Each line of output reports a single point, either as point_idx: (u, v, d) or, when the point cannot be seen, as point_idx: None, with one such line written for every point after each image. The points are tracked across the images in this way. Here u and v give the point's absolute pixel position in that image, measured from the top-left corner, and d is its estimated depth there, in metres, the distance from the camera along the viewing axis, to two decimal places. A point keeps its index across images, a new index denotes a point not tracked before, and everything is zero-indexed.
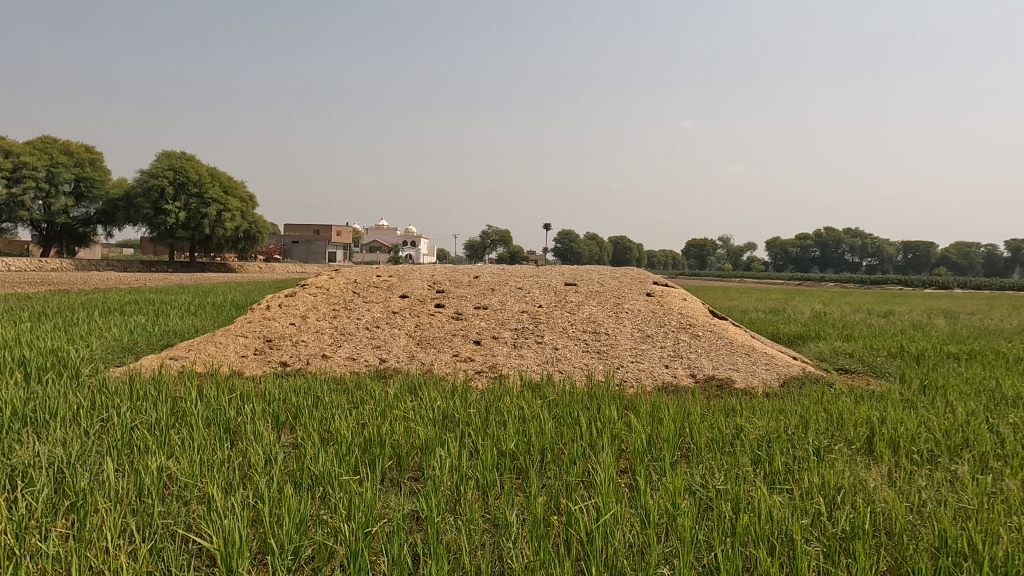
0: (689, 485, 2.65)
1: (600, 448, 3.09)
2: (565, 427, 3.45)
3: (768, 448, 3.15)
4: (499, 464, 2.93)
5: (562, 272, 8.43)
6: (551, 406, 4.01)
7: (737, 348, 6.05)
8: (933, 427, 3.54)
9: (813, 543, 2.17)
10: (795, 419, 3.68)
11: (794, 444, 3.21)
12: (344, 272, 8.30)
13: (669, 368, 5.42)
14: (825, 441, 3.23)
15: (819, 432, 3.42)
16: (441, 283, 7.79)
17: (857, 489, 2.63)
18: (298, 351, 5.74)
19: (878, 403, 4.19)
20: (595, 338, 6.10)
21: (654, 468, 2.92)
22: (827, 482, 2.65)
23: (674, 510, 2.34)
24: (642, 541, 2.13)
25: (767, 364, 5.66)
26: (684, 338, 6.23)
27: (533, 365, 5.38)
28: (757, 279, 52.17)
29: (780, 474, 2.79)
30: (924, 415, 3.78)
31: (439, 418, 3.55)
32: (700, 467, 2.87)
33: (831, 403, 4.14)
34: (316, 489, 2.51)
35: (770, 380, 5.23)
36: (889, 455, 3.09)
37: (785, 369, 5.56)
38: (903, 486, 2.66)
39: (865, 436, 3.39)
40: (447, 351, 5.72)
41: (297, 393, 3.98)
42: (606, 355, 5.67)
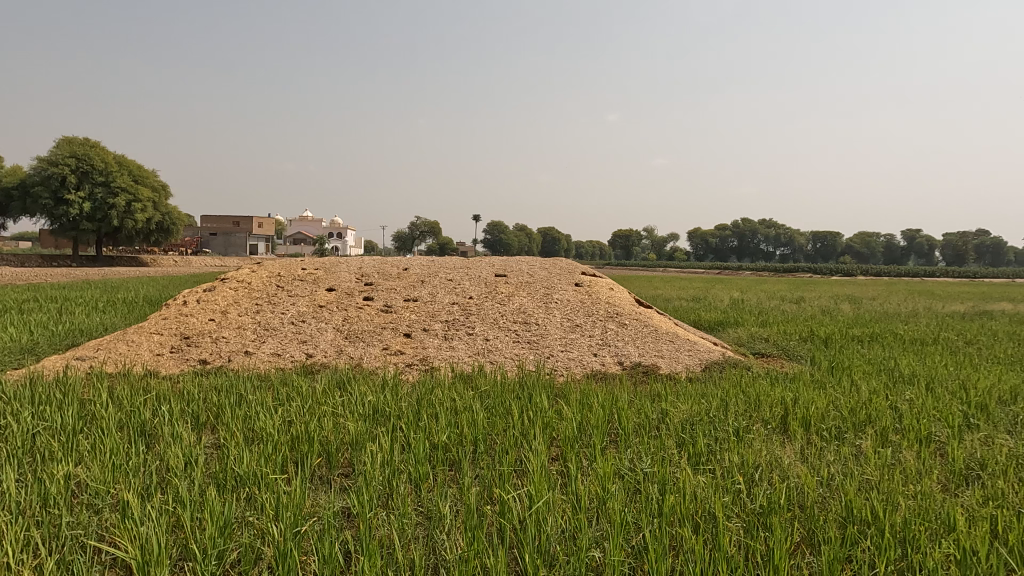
0: (618, 469, 2.72)
1: (532, 436, 3.14)
2: (497, 417, 3.48)
3: (691, 430, 3.29)
4: (431, 457, 2.92)
5: (492, 263, 8.43)
6: (483, 397, 4.02)
7: (661, 335, 6.27)
8: (840, 405, 3.80)
9: (734, 519, 2.28)
10: (715, 401, 3.86)
11: (715, 425, 3.37)
12: (266, 265, 8.01)
13: (597, 356, 5.54)
14: (744, 422, 3.40)
15: (738, 413, 3.60)
16: (369, 275, 7.64)
17: (773, 466, 2.78)
18: (219, 348, 5.49)
19: (791, 384, 4.45)
20: (525, 328, 6.16)
21: (584, 454, 2.98)
22: (746, 460, 2.79)
23: (605, 494, 2.41)
24: (574, 526, 2.17)
25: (689, 350, 5.89)
26: (611, 326, 6.39)
27: (463, 356, 5.37)
28: (680, 269, 53.97)
29: (703, 455, 2.92)
30: (832, 395, 4.04)
31: (370, 412, 3.50)
32: (628, 451, 2.95)
33: (749, 386, 4.36)
34: (240, 489, 2.42)
35: (693, 365, 5.44)
36: (801, 433, 3.28)
37: (707, 354, 5.80)
38: (814, 462, 2.84)
39: (780, 416, 3.59)
40: (376, 344, 5.63)
41: (219, 391, 3.81)
42: (536, 345, 5.73)
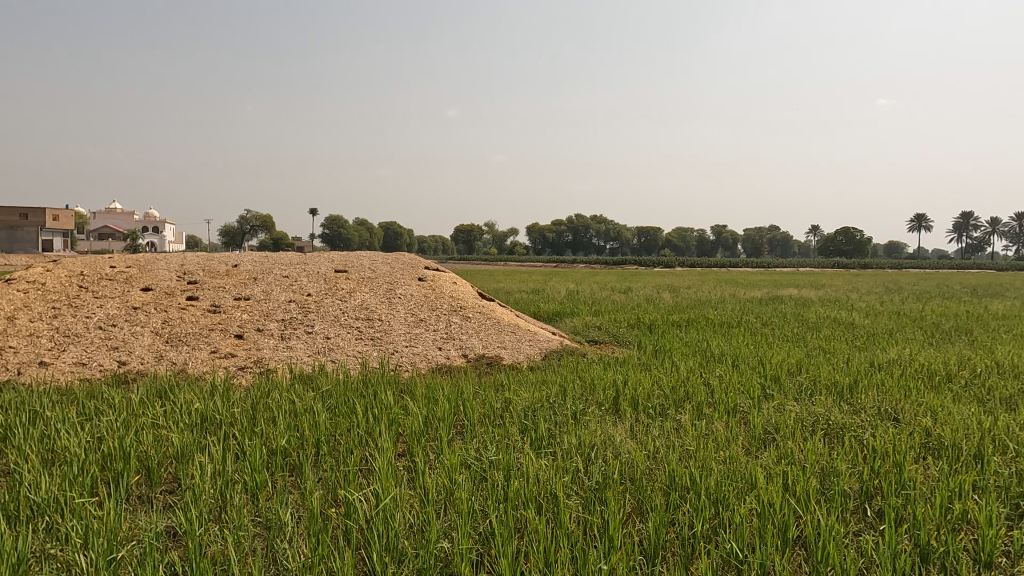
0: (464, 460, 2.77)
1: (378, 434, 3.09)
2: (340, 417, 3.37)
3: (533, 416, 3.44)
4: (269, 464, 2.76)
5: (331, 259, 8.12)
6: (324, 397, 3.88)
7: (503, 327, 6.45)
8: (662, 384, 4.17)
9: (573, 496, 2.42)
10: (554, 388, 4.06)
11: (555, 410, 3.54)
12: (63, 263, 7.03)
13: (442, 350, 5.56)
14: (580, 405, 3.62)
15: (576, 397, 3.82)
16: (192, 274, 7.00)
17: (607, 444, 2.99)
18: (5, 360, 4.73)
19: (620, 368, 4.80)
20: (368, 325, 6.02)
21: (430, 447, 2.99)
22: (583, 442, 2.97)
23: (452, 485, 2.44)
24: (421, 520, 2.17)
25: (530, 340, 6.12)
26: (455, 320, 6.45)
27: (303, 356, 5.12)
28: (520, 263, 55.77)
29: (544, 439, 3.06)
30: (656, 375, 4.43)
31: (198, 420, 3.22)
32: (474, 442, 3.01)
33: (584, 371, 4.64)
34: (41, 519, 2.12)
35: (533, 354, 5.67)
36: (630, 412, 3.55)
37: (546, 344, 6.08)
38: (642, 437, 3.09)
39: (612, 397, 3.87)
40: (203, 347, 5.18)
41: (7, 410, 3.29)
42: (380, 341, 5.63)
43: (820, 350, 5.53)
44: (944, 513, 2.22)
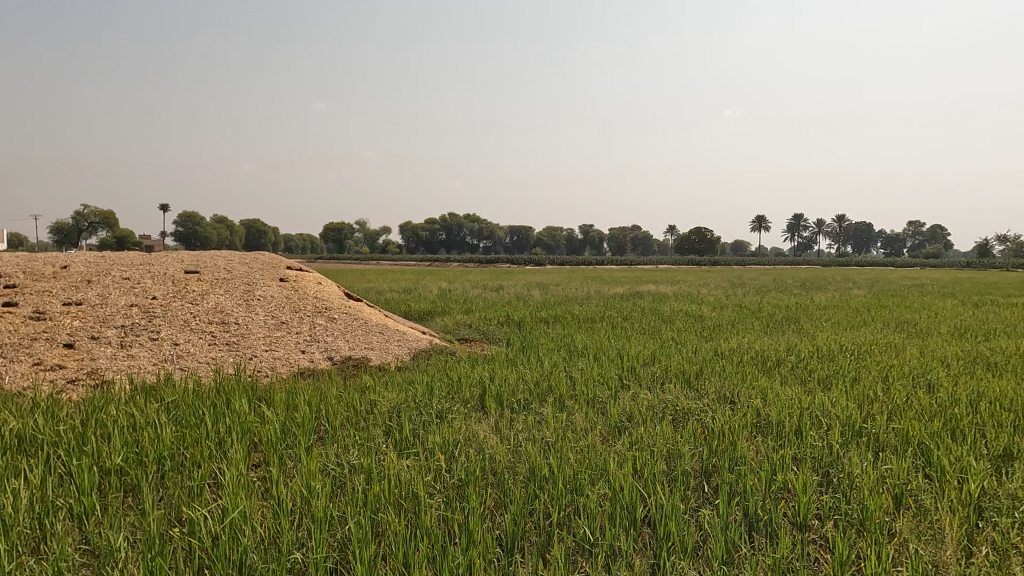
0: (324, 466, 2.68)
1: (229, 445, 2.91)
2: (187, 429, 3.14)
3: (398, 418, 3.40)
4: (101, 485, 2.51)
5: (181, 259, 7.53)
6: (170, 408, 3.59)
7: (371, 327, 6.32)
8: (527, 380, 4.29)
9: (435, 494, 2.43)
10: (421, 388, 4.04)
11: (420, 410, 3.53)
12: None
13: (305, 353, 5.34)
14: (446, 404, 3.63)
15: (442, 396, 3.83)
16: (10, 277, 6.18)
17: (471, 441, 3.03)
18: None
19: (488, 365, 4.88)
20: (223, 329, 5.64)
21: (287, 455, 2.86)
22: (446, 440, 2.99)
23: (309, 493, 2.35)
24: (274, 532, 2.08)
25: (399, 340, 6.05)
26: (320, 322, 6.21)
27: (146, 365, 4.70)
28: (394, 262, 54.88)
29: (408, 440, 3.03)
30: (521, 371, 4.55)
31: (12, 442, 2.85)
32: (335, 446, 2.92)
33: (452, 370, 4.66)
34: None
35: (402, 354, 5.60)
36: (495, 408, 3.62)
37: (415, 343, 6.03)
38: (505, 432, 3.16)
39: (478, 394, 3.92)
40: (23, 359, 4.60)
41: None
42: (236, 346, 5.30)
43: (672, 342, 5.94)
44: (768, 485, 2.46)
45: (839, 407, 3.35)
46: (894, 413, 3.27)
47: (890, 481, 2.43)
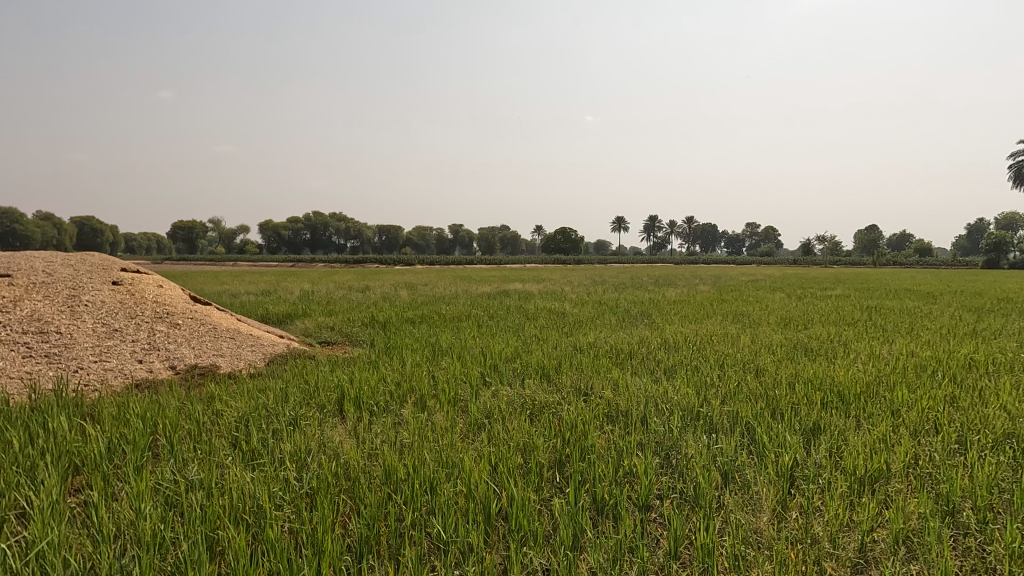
0: (157, 485, 2.46)
1: (42, 469, 2.58)
2: None
3: (246, 427, 3.20)
4: None
5: None
6: None
7: (221, 333, 5.90)
8: (388, 381, 4.22)
9: (283, 505, 2.31)
10: (273, 394, 3.84)
11: (272, 418, 3.35)
12: None
13: (142, 363, 4.88)
14: (301, 410, 3.47)
15: (296, 403, 3.66)
16: None
17: (325, 447, 2.92)
18: None
19: (348, 368, 4.74)
20: (42, 339, 5.01)
21: (115, 476, 2.60)
22: (299, 448, 2.86)
23: (137, 516, 2.15)
24: (92, 562, 1.87)
25: (252, 346, 5.70)
26: (161, 328, 5.71)
27: None
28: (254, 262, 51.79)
29: (256, 450, 2.86)
30: (382, 372, 4.46)
31: None
32: (171, 462, 2.69)
33: (309, 374, 4.48)
34: None
35: (255, 360, 5.29)
36: (353, 412, 3.52)
37: (270, 348, 5.72)
38: (362, 436, 3.08)
39: (335, 399, 3.79)
40: None
41: None
42: (58, 358, 4.73)
43: (534, 338, 6.11)
44: (614, 471, 2.60)
45: (680, 395, 3.62)
46: (727, 397, 3.59)
47: (720, 460, 2.65)
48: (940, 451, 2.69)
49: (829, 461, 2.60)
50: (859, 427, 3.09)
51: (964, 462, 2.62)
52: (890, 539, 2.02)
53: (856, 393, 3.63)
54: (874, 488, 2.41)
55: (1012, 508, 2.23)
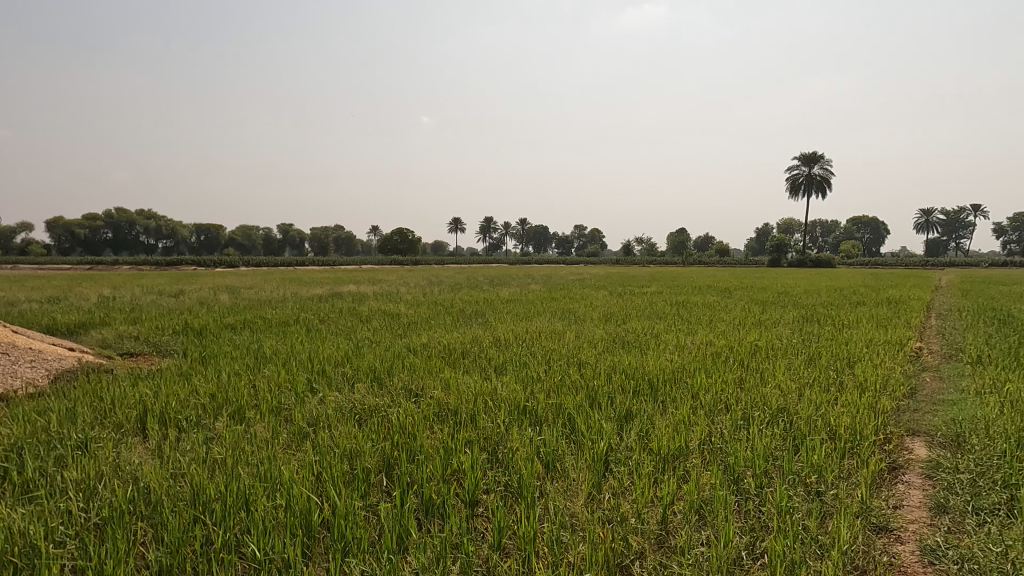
0: None
1: None
2: None
3: (18, 457, 2.76)
4: None
5: None
6: None
7: None
8: (200, 393, 3.87)
9: (65, 541, 2.02)
10: (57, 416, 3.35)
11: (54, 444, 2.92)
12: None
13: None
14: (91, 432, 3.07)
15: (86, 424, 3.22)
16: None
17: (120, 471, 2.60)
18: None
19: (154, 381, 4.28)
20: None
21: None
22: (86, 475, 2.52)
23: None
24: None
25: (33, 361, 4.94)
26: None
27: None
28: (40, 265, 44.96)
29: (32, 483, 2.48)
30: (194, 384, 4.08)
31: None
32: None
33: (104, 391, 3.97)
34: None
35: (37, 378, 4.59)
36: (157, 429, 3.18)
37: (56, 364, 4.99)
38: (167, 455, 2.80)
39: (136, 417, 3.40)
40: None
41: None
42: None
43: (366, 341, 5.96)
44: (442, 470, 2.61)
45: (508, 391, 3.73)
46: (552, 390, 3.77)
47: (543, 451, 2.78)
48: (728, 428, 3.05)
49: (639, 444, 2.84)
50: (665, 411, 3.41)
51: (747, 435, 3.00)
52: (686, 509, 2.25)
53: (663, 380, 4.00)
54: (675, 465, 2.67)
55: (781, 472, 2.59)
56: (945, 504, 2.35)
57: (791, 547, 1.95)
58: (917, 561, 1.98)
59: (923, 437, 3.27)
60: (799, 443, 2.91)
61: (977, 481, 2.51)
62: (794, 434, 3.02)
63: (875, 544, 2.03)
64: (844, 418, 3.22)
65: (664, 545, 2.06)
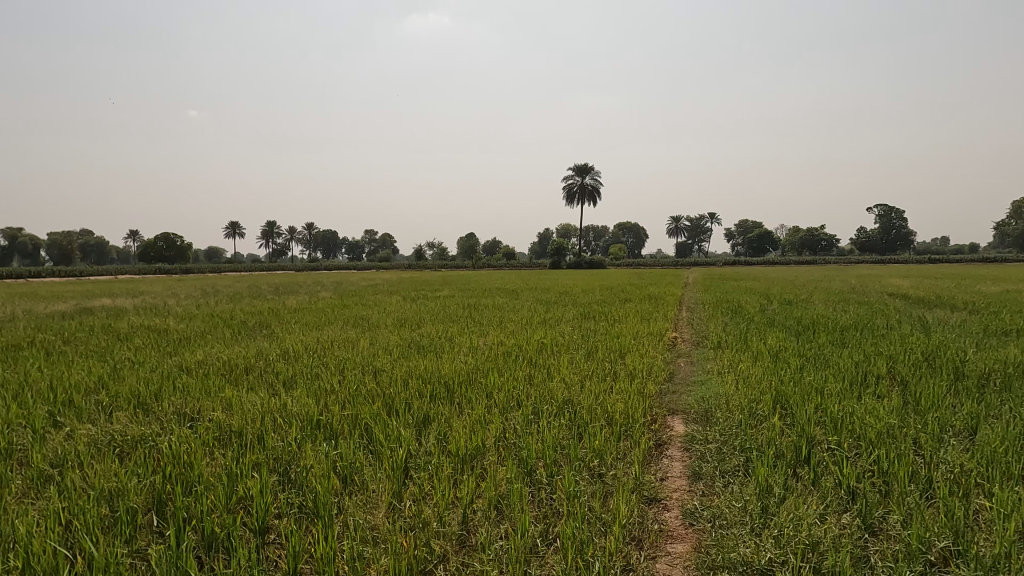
0: None
1: None
2: None
3: None
4: None
5: None
6: None
7: None
8: None
9: None
10: None
11: None
12: None
13: None
14: None
15: None
16: None
17: None
18: None
19: None
20: None
21: None
22: None
23: None
24: None
25: None
26: None
27: None
28: None
29: None
30: None
31: None
32: None
33: None
34: None
35: None
36: None
37: None
38: None
39: None
40: None
41: None
42: None
43: (126, 362, 5.20)
44: (226, 499, 2.37)
45: (299, 406, 3.52)
46: (346, 401, 3.64)
47: (340, 465, 2.67)
48: (520, 423, 3.21)
49: (437, 448, 2.86)
50: (460, 412, 3.48)
51: (537, 428, 3.19)
52: (485, 506, 2.31)
53: (459, 382, 4.09)
54: (473, 464, 2.74)
55: (568, 459, 2.79)
56: (699, 471, 2.73)
57: (580, 527, 2.11)
58: (680, 525, 2.27)
59: (681, 415, 3.77)
60: (581, 431, 3.17)
61: (721, 448, 2.95)
62: (578, 423, 3.29)
63: (647, 515, 2.29)
64: (618, 404, 3.58)
65: (465, 544, 2.10)
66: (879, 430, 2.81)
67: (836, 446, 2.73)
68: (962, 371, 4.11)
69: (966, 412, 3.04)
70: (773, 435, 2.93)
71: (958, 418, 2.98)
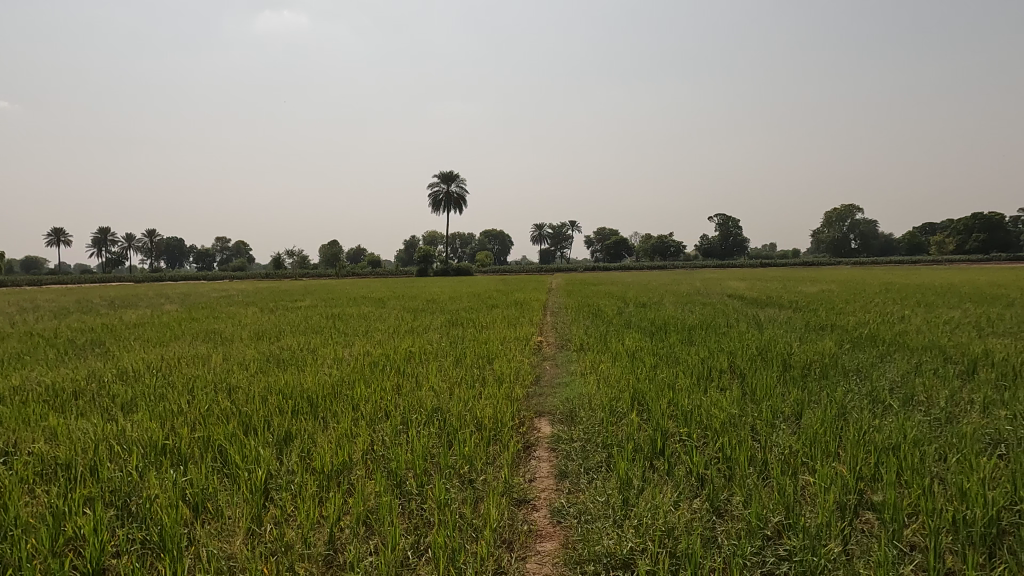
0: None
1: None
2: None
3: None
4: None
5: None
6: None
7: None
8: None
9: None
10: None
11: None
12: None
13: None
14: None
15: None
16: None
17: None
18: None
19: None
20: None
21: None
22: None
23: None
24: None
25: None
26: None
27: None
28: None
29: None
30: None
31: None
32: None
33: None
34: None
35: None
36: None
37: None
38: None
39: None
40: None
41: None
42: None
43: None
44: (50, 542, 2.09)
45: (140, 431, 3.19)
46: (196, 422, 3.36)
47: (189, 493, 2.45)
48: (389, 434, 3.14)
49: (300, 466, 2.72)
50: (325, 427, 3.34)
51: (406, 439, 3.14)
52: (353, 523, 2.24)
53: (324, 396, 3.93)
54: (339, 480, 2.64)
55: (438, 468, 2.77)
56: (565, 470, 2.83)
57: (451, 535, 2.10)
58: (549, 523, 2.34)
59: (547, 416, 3.89)
60: (451, 439, 3.16)
61: (585, 446, 3.08)
62: (447, 430, 3.28)
63: (516, 517, 2.32)
64: (487, 410, 3.61)
65: (332, 565, 2.02)
66: (722, 420, 3.08)
67: (686, 438, 2.95)
68: (789, 363, 4.62)
69: (793, 400, 3.42)
70: (631, 431, 3.10)
71: (786, 405, 3.34)
